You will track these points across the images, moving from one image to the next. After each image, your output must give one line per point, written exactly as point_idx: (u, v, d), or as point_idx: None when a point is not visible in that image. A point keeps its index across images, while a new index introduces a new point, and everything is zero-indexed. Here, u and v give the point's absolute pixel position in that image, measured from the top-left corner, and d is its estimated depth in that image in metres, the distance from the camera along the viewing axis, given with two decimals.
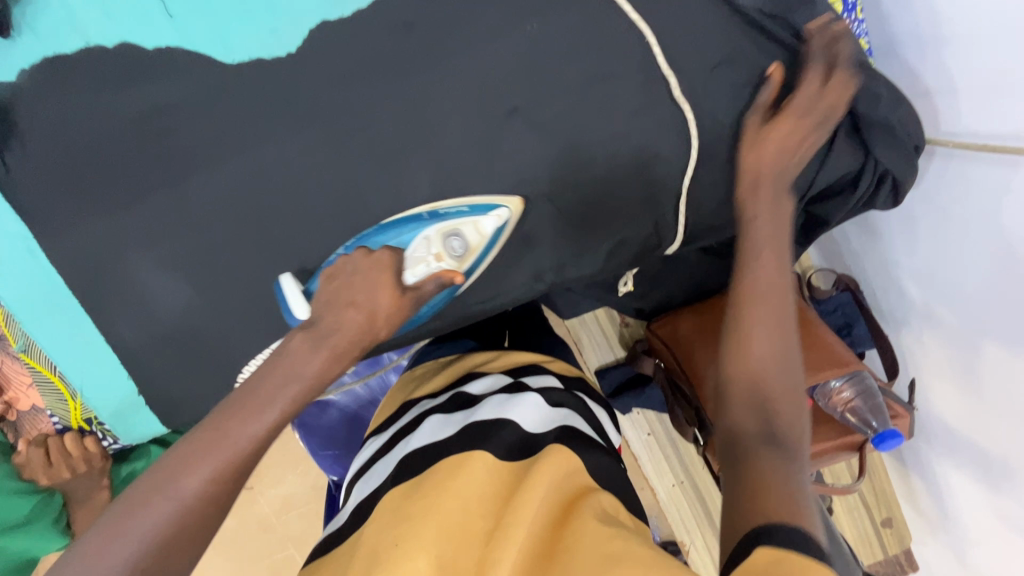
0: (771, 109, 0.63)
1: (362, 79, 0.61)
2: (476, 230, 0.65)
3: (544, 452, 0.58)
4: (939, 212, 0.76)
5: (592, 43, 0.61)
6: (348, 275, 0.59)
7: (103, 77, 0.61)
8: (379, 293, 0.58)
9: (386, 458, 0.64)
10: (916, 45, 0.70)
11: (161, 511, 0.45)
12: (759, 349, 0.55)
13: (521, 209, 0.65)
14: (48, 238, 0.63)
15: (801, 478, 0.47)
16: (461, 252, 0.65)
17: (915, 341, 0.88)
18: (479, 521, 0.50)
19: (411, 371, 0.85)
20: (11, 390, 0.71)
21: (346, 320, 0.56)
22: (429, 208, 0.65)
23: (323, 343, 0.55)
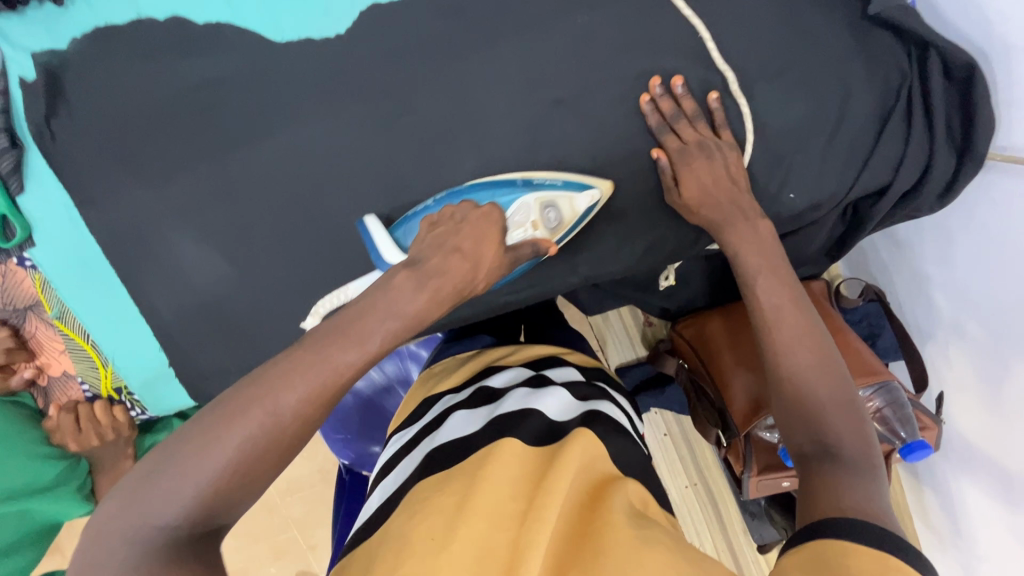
0: (821, 111, 0.61)
1: (409, 62, 0.62)
2: (570, 206, 0.62)
3: (569, 437, 0.58)
4: (979, 232, 0.73)
5: (640, 37, 0.61)
6: (455, 223, 0.56)
7: (154, 47, 0.62)
8: (485, 247, 0.54)
9: (413, 452, 0.63)
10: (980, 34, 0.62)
11: (248, 425, 0.42)
12: (815, 355, 0.55)
13: (610, 193, 0.63)
14: (91, 206, 0.64)
15: (871, 485, 0.46)
16: (554, 225, 0.61)
17: (940, 356, 0.87)
18: (512, 502, 0.50)
19: (430, 369, 0.85)
20: (43, 355, 0.72)
21: (452, 265, 0.52)
22: (523, 176, 0.62)
23: (426, 284, 0.50)
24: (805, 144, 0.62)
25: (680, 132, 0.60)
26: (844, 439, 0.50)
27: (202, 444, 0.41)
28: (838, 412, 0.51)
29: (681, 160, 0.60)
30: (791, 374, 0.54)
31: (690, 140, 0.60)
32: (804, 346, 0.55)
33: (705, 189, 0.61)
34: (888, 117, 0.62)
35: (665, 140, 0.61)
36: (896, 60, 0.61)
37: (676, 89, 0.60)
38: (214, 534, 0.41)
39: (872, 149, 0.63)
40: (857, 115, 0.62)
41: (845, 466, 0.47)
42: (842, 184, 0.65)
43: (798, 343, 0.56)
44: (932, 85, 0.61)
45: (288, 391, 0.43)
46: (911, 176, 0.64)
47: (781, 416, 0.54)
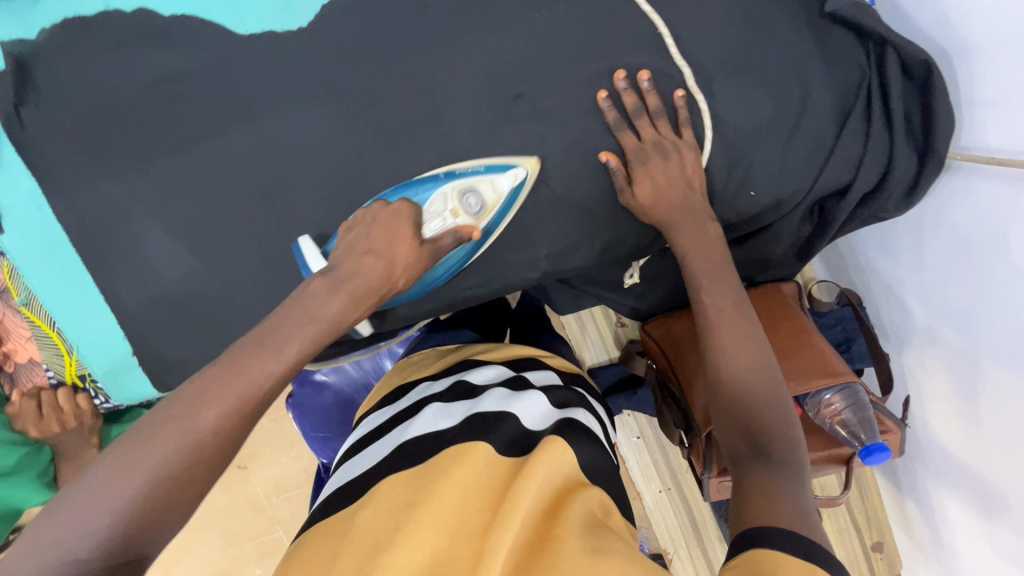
0: (781, 108, 0.61)
1: (370, 55, 0.62)
2: (494, 189, 0.62)
3: (542, 444, 0.57)
4: (951, 236, 0.72)
5: (598, 32, 0.61)
6: (367, 224, 0.59)
7: (121, 39, 0.63)
8: (397, 245, 0.57)
9: (376, 441, 0.63)
10: (943, 34, 0.62)
11: (162, 446, 0.42)
12: (754, 362, 0.55)
13: (537, 170, 0.64)
14: (56, 194, 0.65)
15: (799, 492, 0.46)
16: (477, 210, 0.62)
17: (917, 362, 0.86)
18: (477, 513, 0.49)
19: (408, 357, 0.84)
20: (10, 341, 0.73)
21: (364, 267, 0.55)
22: (445, 169, 0.63)
23: (341, 286, 0.54)
24: (766, 141, 0.62)
25: (640, 129, 0.61)
26: (776, 443, 0.50)
27: (123, 456, 0.42)
28: (772, 419, 0.51)
29: (637, 160, 0.61)
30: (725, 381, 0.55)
31: (648, 140, 0.61)
32: (742, 354, 0.55)
33: (660, 189, 0.61)
34: (848, 115, 0.62)
35: (623, 139, 0.61)
36: (853, 61, 0.61)
37: (642, 85, 0.60)
38: (134, 562, 0.41)
39: (832, 147, 0.63)
40: (817, 113, 0.61)
41: (777, 468, 0.48)
42: (803, 183, 0.64)
43: (731, 351, 0.56)
44: (888, 85, 0.60)
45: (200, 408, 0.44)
46: (873, 177, 0.64)
47: (718, 420, 0.55)
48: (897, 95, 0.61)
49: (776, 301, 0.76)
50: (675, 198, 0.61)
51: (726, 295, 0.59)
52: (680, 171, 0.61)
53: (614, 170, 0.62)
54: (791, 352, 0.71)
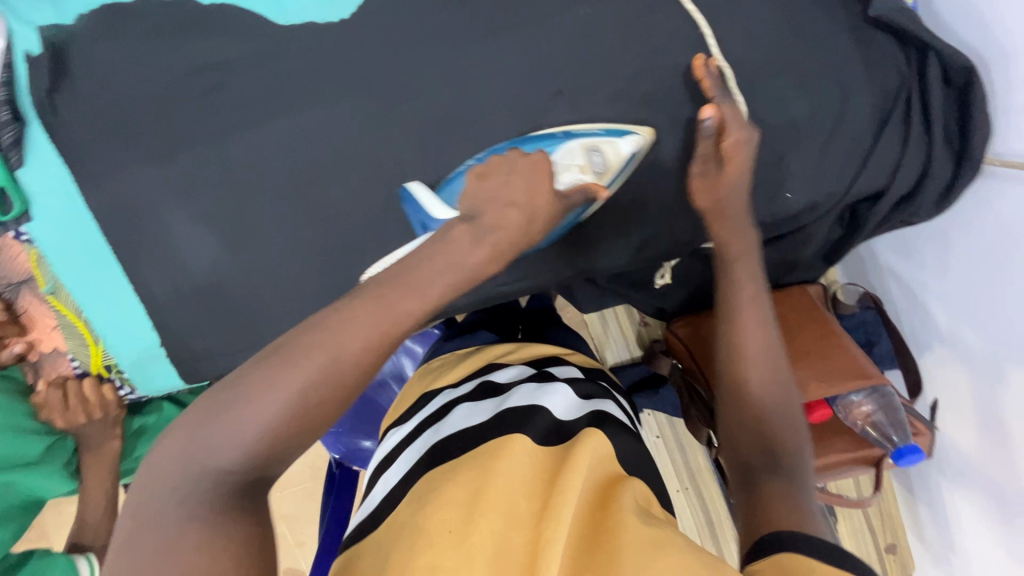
0: (821, 111, 0.61)
1: (411, 48, 0.62)
2: (615, 151, 0.62)
3: (578, 438, 0.58)
4: (977, 242, 0.73)
5: (641, 31, 0.61)
6: (505, 175, 0.52)
7: (159, 26, 0.62)
8: (536, 196, 0.52)
9: (410, 447, 0.63)
10: (981, 41, 0.62)
11: (310, 369, 0.42)
12: (767, 383, 0.58)
13: (652, 138, 0.63)
14: (89, 183, 0.64)
15: (812, 501, 0.48)
16: (600, 169, 0.62)
17: (935, 365, 0.87)
18: (526, 501, 0.49)
19: (428, 364, 0.84)
20: (36, 330, 0.71)
21: (508, 219, 0.50)
22: (563, 128, 0.62)
23: (484, 237, 0.50)
24: (804, 143, 0.62)
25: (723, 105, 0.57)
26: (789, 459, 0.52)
27: (262, 375, 0.42)
28: (784, 437, 0.54)
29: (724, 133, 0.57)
30: (741, 401, 0.58)
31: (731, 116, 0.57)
32: (755, 376, 0.59)
33: (734, 175, 0.59)
34: (887, 120, 0.62)
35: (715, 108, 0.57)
36: (893, 64, 0.61)
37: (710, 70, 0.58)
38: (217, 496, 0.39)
39: (869, 150, 0.63)
40: (857, 116, 0.62)
41: (790, 481, 0.50)
42: (839, 185, 0.65)
43: (746, 372, 0.59)
44: (927, 89, 0.61)
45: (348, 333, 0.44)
46: (908, 182, 0.65)
47: (734, 439, 0.57)
48: (936, 98, 0.61)
49: (799, 304, 0.76)
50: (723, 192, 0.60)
51: (739, 318, 0.62)
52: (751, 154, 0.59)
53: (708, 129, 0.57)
54: (818, 354, 0.71)
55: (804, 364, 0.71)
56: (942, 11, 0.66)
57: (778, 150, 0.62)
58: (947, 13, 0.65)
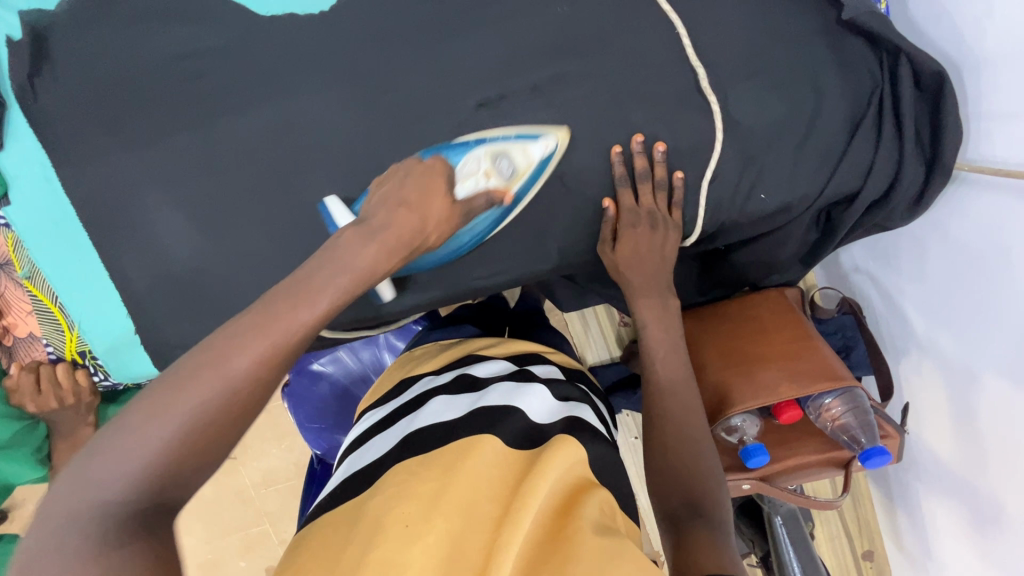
0: (794, 112, 0.62)
1: (389, 41, 0.63)
2: (525, 155, 0.62)
3: (552, 441, 0.58)
4: (954, 249, 0.74)
5: (617, 29, 0.62)
6: (400, 179, 0.58)
7: (141, 15, 0.63)
8: (430, 200, 0.57)
9: (380, 434, 0.64)
10: (955, 47, 0.63)
11: (207, 388, 0.41)
12: (693, 430, 0.61)
13: (567, 141, 0.63)
14: (65, 167, 0.64)
15: (731, 545, 0.50)
16: (508, 175, 0.62)
17: (913, 371, 0.87)
18: (488, 505, 0.49)
19: (411, 351, 0.84)
20: (10, 314, 0.71)
21: (399, 219, 0.54)
22: (476, 136, 0.62)
23: (375, 237, 0.52)
24: (777, 144, 0.63)
25: (640, 193, 0.64)
26: (710, 505, 0.55)
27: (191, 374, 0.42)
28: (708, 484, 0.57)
29: (627, 221, 0.65)
30: (667, 450, 0.60)
31: (644, 207, 0.64)
32: (686, 423, 0.61)
33: (637, 254, 0.67)
34: (859, 123, 0.63)
35: (623, 196, 0.64)
36: (864, 68, 0.62)
37: (655, 153, 0.62)
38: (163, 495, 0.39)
39: (842, 154, 0.64)
40: (828, 119, 0.62)
41: (713, 525, 0.52)
42: (813, 188, 0.65)
43: (677, 420, 0.62)
44: (900, 91, 0.62)
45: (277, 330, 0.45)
46: (881, 185, 0.65)
47: (662, 479, 0.59)
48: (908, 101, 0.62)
49: (777, 307, 0.77)
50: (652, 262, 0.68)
51: (673, 372, 0.66)
52: (662, 243, 0.67)
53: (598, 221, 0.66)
54: (792, 356, 0.71)
55: (778, 366, 0.71)
56: (917, 18, 0.67)
57: (751, 150, 0.63)
58: (921, 20, 0.66)
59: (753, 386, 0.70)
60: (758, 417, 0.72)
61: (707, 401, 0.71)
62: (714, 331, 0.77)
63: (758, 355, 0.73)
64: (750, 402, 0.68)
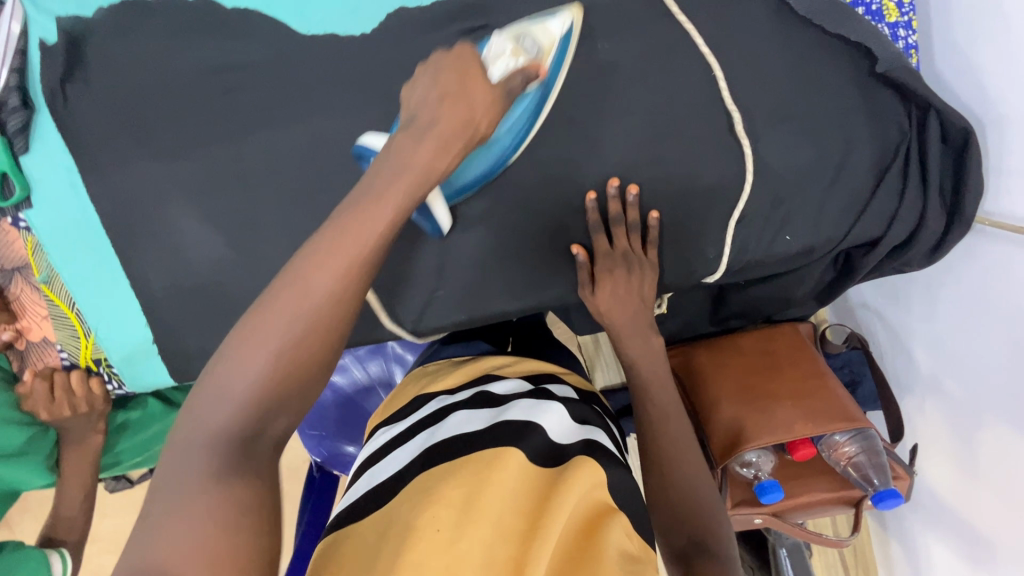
0: (822, 158, 0.63)
1: (428, 66, 0.63)
2: (545, 33, 0.58)
3: (572, 462, 0.55)
4: (963, 292, 0.76)
5: (655, 68, 0.62)
6: (429, 75, 0.50)
7: (178, 24, 0.63)
8: (473, 85, 0.50)
9: (399, 449, 0.59)
10: (978, 103, 0.65)
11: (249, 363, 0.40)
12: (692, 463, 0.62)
13: (581, 15, 0.61)
14: (93, 173, 0.64)
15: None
16: (535, 52, 0.57)
17: (917, 409, 0.89)
18: (514, 516, 0.48)
19: (423, 367, 0.80)
20: (24, 318, 0.70)
21: (448, 112, 0.48)
22: (493, 37, 0.59)
23: (426, 136, 0.48)
24: (804, 188, 0.64)
25: (615, 237, 0.65)
26: (715, 540, 0.56)
27: (242, 343, 0.41)
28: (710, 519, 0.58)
29: (603, 264, 0.66)
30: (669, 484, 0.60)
31: (619, 248, 0.65)
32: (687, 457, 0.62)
33: (617, 295, 0.67)
34: (885, 172, 0.64)
35: (596, 242, 0.64)
36: (893, 116, 0.63)
37: (628, 196, 0.62)
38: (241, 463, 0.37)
39: (868, 200, 0.65)
40: (856, 166, 0.64)
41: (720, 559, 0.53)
42: (837, 231, 0.66)
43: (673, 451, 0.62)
44: (926, 144, 0.63)
45: (317, 272, 0.42)
46: (904, 232, 0.67)
47: (664, 514, 0.59)
48: (932, 154, 0.63)
49: (789, 342, 0.78)
50: (633, 305, 0.68)
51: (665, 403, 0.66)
52: (642, 284, 0.67)
53: (579, 263, 0.66)
54: (812, 396, 0.73)
55: (796, 404, 0.72)
56: (942, 72, 0.69)
57: (779, 191, 0.64)
58: (946, 74, 0.68)
59: (768, 422, 0.71)
60: (772, 454, 0.73)
61: (725, 436, 0.72)
62: (734, 363, 0.77)
63: (775, 393, 0.74)
64: (767, 440, 0.70)
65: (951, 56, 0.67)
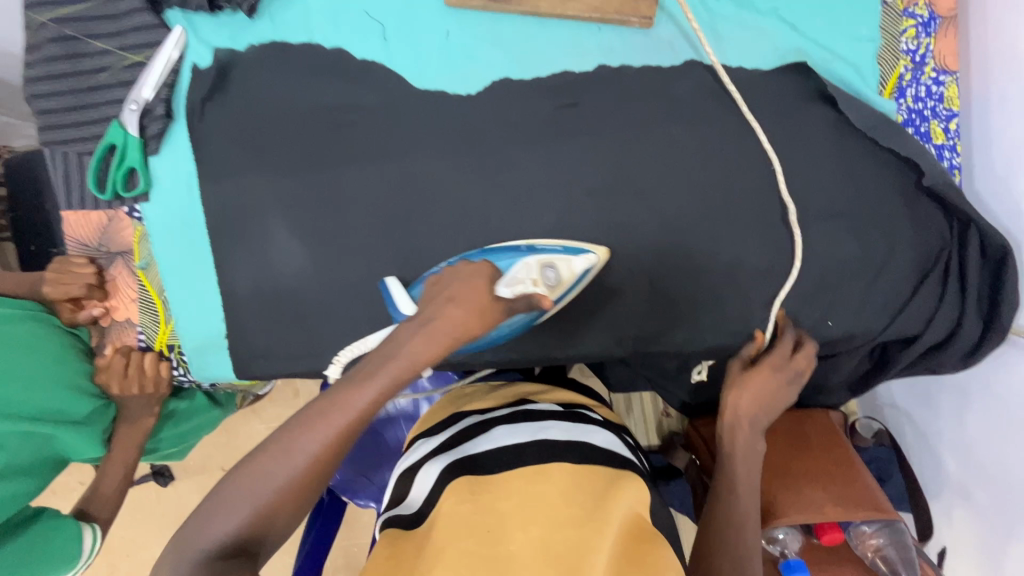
0: (868, 255, 0.68)
1: (520, 127, 0.71)
2: (568, 268, 0.67)
3: (618, 477, 0.57)
4: (995, 401, 0.78)
5: (722, 155, 0.69)
6: (448, 280, 0.60)
7: (311, 66, 0.73)
8: (471, 293, 0.58)
9: (443, 455, 0.62)
10: (1016, 224, 0.70)
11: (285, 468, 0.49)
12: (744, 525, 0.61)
13: (605, 258, 0.69)
14: (209, 179, 0.72)
15: None
16: (553, 284, 0.65)
17: (943, 516, 0.88)
18: (565, 506, 0.52)
19: (460, 387, 0.80)
20: (115, 298, 0.76)
21: (444, 312, 0.56)
22: (527, 243, 0.68)
23: (422, 329, 0.55)
24: (847, 280, 0.69)
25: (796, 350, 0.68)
26: None
27: (246, 479, 0.49)
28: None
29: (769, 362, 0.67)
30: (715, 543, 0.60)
31: (794, 362, 0.68)
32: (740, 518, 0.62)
33: (759, 396, 0.66)
34: (924, 276, 0.70)
35: (780, 342, 0.68)
36: (934, 225, 0.69)
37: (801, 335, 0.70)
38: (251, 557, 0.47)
39: (907, 300, 0.70)
40: (899, 265, 0.69)
41: None
42: (874, 324, 0.71)
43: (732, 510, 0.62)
44: (965, 256, 0.69)
45: (322, 423, 0.50)
46: (940, 334, 0.71)
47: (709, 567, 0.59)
48: (971, 265, 0.69)
49: (820, 427, 0.80)
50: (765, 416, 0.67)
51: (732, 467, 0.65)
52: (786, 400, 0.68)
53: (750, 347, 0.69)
54: (839, 479, 0.74)
55: (823, 486, 0.73)
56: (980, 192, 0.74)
57: (825, 278, 0.69)
58: (985, 196, 0.73)
59: (797, 500, 0.72)
60: (799, 533, 0.75)
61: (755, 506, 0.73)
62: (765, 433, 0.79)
63: (803, 472, 0.75)
64: (797, 517, 0.70)
65: (989, 180, 0.72)
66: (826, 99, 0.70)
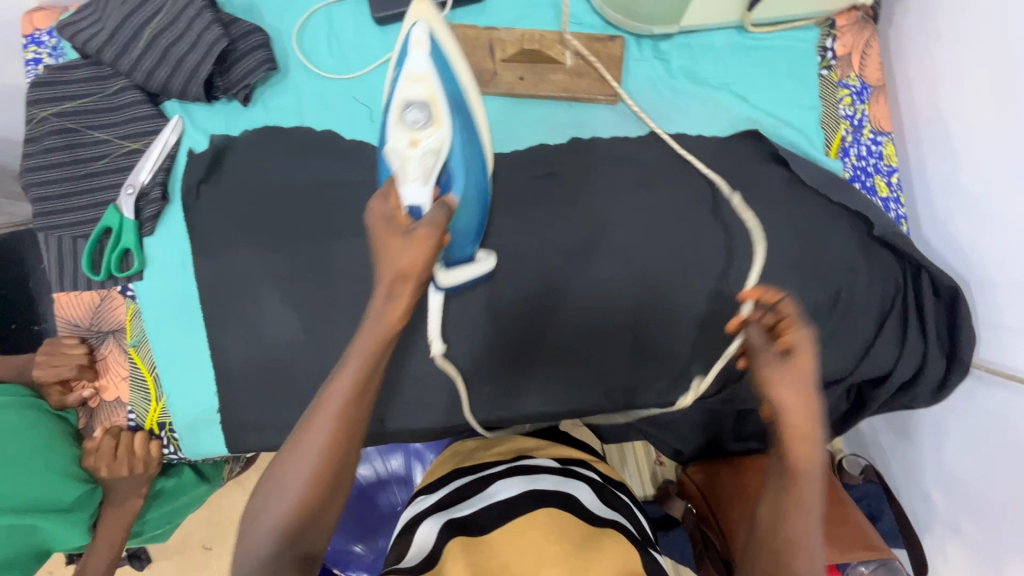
0: (833, 299, 0.73)
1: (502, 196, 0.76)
2: (417, 79, 0.53)
3: (607, 534, 0.56)
4: (969, 432, 0.81)
5: (690, 214, 0.75)
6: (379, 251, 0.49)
7: (302, 147, 0.78)
8: (396, 247, 0.48)
9: (436, 514, 0.61)
10: (963, 266, 0.75)
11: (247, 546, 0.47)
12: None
13: (420, 5, 0.55)
14: (203, 256, 0.74)
15: None
16: (422, 114, 0.52)
17: (939, 552, 0.89)
18: (551, 548, 0.52)
19: (461, 443, 0.79)
20: (104, 377, 0.76)
21: (387, 266, 0.47)
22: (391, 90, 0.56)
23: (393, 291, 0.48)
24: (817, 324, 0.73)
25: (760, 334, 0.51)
26: None
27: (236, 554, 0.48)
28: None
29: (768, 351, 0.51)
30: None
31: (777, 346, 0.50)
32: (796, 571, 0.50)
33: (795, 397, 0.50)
34: (886, 318, 0.75)
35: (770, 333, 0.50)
36: (890, 270, 0.75)
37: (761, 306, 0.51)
38: None
39: (874, 341, 0.74)
40: (861, 308, 0.74)
41: None
42: (846, 365, 0.75)
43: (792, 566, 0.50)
44: (921, 298, 0.74)
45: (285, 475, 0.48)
46: (908, 371, 0.75)
47: None
48: (926, 306, 0.74)
49: None
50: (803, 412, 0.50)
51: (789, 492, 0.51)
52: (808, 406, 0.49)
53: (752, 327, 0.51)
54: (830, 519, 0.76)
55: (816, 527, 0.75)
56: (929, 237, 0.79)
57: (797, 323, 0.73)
58: (934, 240, 0.78)
59: None
60: None
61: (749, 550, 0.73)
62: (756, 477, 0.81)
63: None
64: None
65: (936, 226, 0.78)
66: (780, 161, 0.77)
